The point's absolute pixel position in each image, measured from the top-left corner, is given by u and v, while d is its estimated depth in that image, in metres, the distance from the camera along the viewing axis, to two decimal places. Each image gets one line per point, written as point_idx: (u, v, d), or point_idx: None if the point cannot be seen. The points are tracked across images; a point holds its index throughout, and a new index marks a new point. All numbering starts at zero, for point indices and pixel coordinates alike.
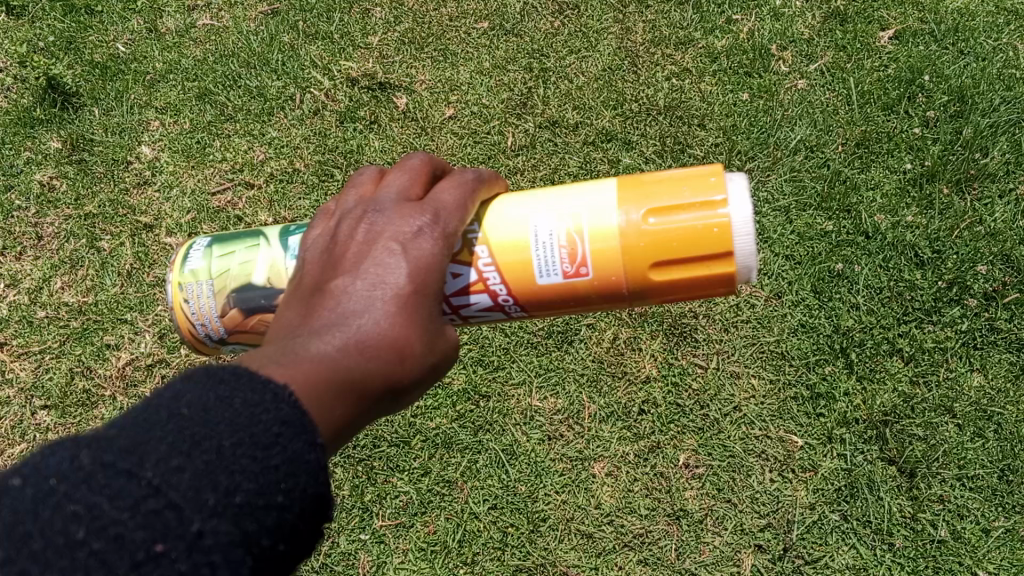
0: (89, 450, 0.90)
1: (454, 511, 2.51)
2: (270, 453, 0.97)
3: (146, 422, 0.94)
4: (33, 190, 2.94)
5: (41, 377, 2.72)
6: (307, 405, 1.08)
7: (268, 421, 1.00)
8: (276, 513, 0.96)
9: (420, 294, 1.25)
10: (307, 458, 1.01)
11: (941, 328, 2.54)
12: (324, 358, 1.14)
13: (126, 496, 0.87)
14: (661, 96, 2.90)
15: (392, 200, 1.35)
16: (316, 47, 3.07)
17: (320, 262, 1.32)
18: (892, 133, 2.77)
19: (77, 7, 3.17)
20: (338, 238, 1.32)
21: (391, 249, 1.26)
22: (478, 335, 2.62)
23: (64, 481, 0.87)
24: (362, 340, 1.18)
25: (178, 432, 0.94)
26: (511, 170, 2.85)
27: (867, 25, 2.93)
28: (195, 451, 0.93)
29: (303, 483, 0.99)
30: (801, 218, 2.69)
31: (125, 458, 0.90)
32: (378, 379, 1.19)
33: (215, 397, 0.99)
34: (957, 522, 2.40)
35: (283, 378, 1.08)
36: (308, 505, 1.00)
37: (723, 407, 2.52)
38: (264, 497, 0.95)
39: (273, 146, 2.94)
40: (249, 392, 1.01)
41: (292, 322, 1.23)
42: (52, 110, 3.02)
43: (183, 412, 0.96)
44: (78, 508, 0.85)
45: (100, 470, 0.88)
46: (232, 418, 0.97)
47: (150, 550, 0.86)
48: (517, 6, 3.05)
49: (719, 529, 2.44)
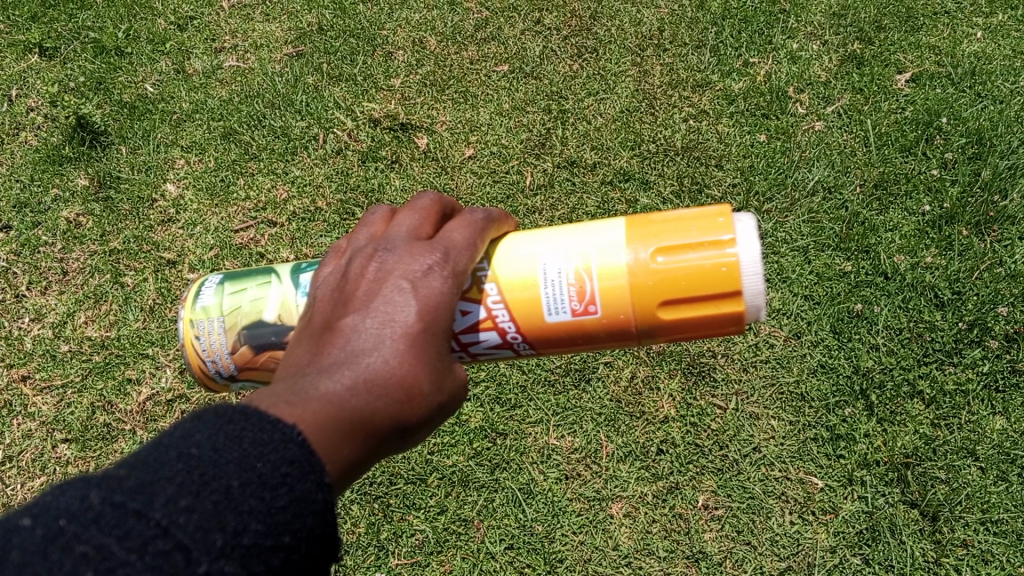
0: (98, 489, 0.89)
1: (470, 551, 2.49)
2: (278, 494, 0.98)
3: (155, 462, 0.95)
4: (59, 226, 2.98)
5: (63, 411, 2.74)
6: (315, 445, 1.09)
7: (277, 461, 1.01)
8: (282, 554, 0.97)
9: (430, 332, 1.26)
10: (317, 498, 1.01)
11: (962, 369, 2.52)
12: (332, 398, 1.15)
13: (135, 536, 0.87)
14: (679, 137, 2.93)
15: (402, 239, 1.37)
16: (339, 89, 3.13)
17: (331, 300, 1.33)
18: (910, 174, 2.78)
19: (107, 48, 3.26)
20: (350, 276, 1.34)
21: (400, 287, 1.28)
22: (495, 373, 2.62)
23: (74, 520, 0.86)
24: (371, 379, 1.19)
25: (186, 473, 0.94)
26: (529, 210, 2.88)
27: (884, 68, 2.97)
28: (203, 492, 0.94)
29: (311, 523, 1.00)
30: (820, 258, 2.69)
31: (134, 497, 0.90)
32: (385, 418, 1.20)
33: (224, 435, 1.00)
34: (981, 568, 2.36)
35: (292, 418, 1.09)
36: (315, 544, 1.00)
37: (743, 448, 2.50)
38: (271, 536, 0.96)
39: (296, 185, 2.98)
40: (258, 430, 1.02)
41: (302, 359, 1.25)
42: (81, 148, 3.08)
43: (193, 452, 0.97)
44: (87, 548, 0.85)
45: (109, 510, 0.88)
46: (240, 458, 0.98)
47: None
48: (536, 50, 3.12)
49: (738, 571, 2.40)
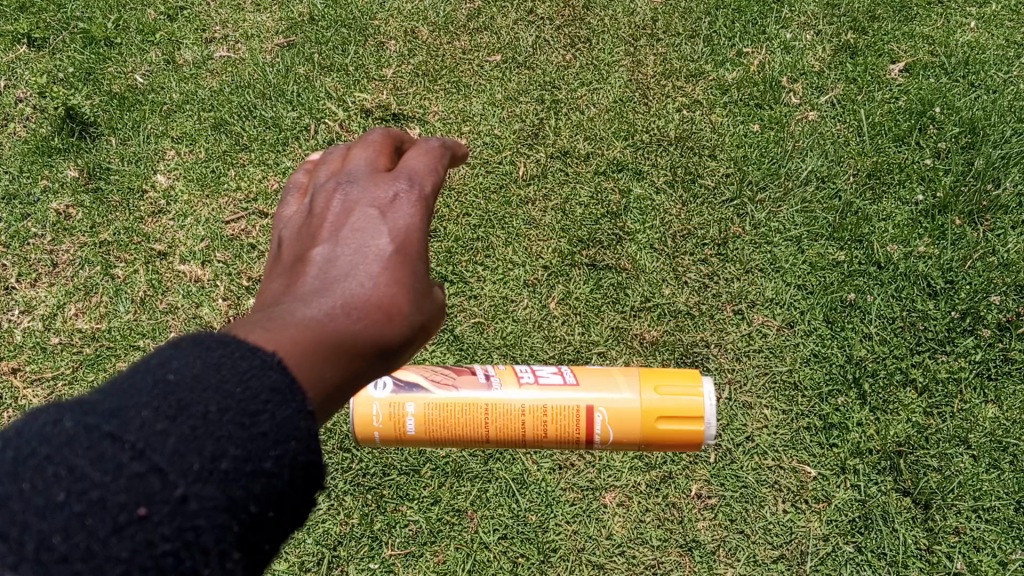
0: (71, 413, 0.78)
1: (463, 541, 2.41)
2: (258, 420, 0.86)
3: (130, 388, 0.83)
4: (49, 218, 2.94)
5: (53, 403, 2.68)
6: (304, 361, 1.02)
7: (257, 388, 0.89)
8: (263, 480, 0.85)
9: (406, 253, 1.21)
10: (300, 426, 0.90)
11: (955, 358, 2.53)
12: (314, 319, 1.08)
13: (109, 459, 0.76)
14: (672, 127, 2.94)
15: (364, 172, 1.33)
16: (330, 78, 3.12)
17: (298, 239, 1.27)
18: (904, 164, 2.81)
19: (96, 38, 3.24)
20: (313, 219, 1.28)
21: (369, 214, 1.24)
22: (487, 364, 2.60)
23: (46, 441, 0.75)
24: (348, 302, 1.12)
25: (163, 396, 0.82)
26: (522, 200, 2.84)
27: (878, 58, 3.01)
28: (180, 416, 0.81)
29: (293, 449, 0.88)
30: (813, 247, 2.71)
31: (108, 419, 0.78)
32: (368, 339, 1.12)
33: (203, 362, 0.88)
34: (973, 555, 2.34)
35: (274, 336, 1.01)
36: (298, 472, 0.88)
37: (735, 437, 2.47)
38: (251, 462, 0.84)
39: (288, 176, 2.96)
40: (238, 358, 0.90)
41: (274, 299, 1.17)
42: (70, 139, 3.05)
43: (171, 375, 0.85)
44: (60, 469, 0.74)
45: (82, 433, 0.76)
46: (219, 384, 0.86)
47: (133, 513, 0.75)
48: (529, 40, 3.12)
49: (732, 559, 2.37)
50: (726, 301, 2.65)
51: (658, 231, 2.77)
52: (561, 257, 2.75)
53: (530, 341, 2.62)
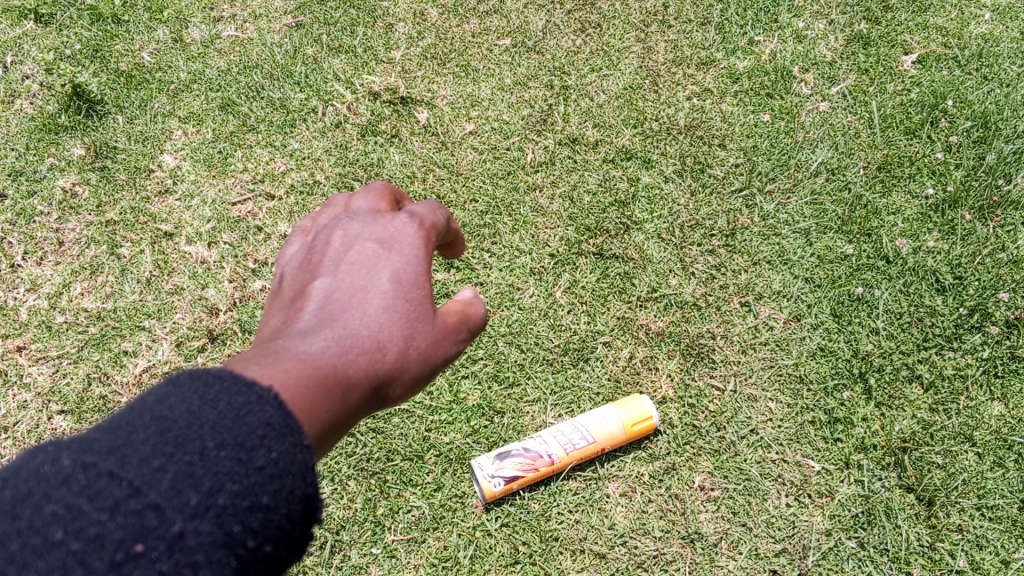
0: (71, 450, 0.69)
1: (466, 527, 2.37)
2: (254, 455, 0.74)
3: (127, 421, 0.73)
4: (55, 196, 2.89)
5: (59, 382, 2.58)
6: (300, 407, 0.88)
7: (253, 423, 0.76)
8: (261, 515, 0.73)
9: (406, 295, 1.11)
10: (297, 459, 0.77)
11: (962, 355, 2.52)
12: (313, 359, 0.96)
13: (106, 495, 0.66)
14: (682, 115, 2.96)
15: (368, 207, 1.22)
16: (338, 60, 3.14)
17: (299, 272, 1.15)
18: (915, 157, 2.83)
19: (104, 17, 3.26)
20: (315, 246, 1.18)
21: (371, 251, 1.13)
22: (493, 351, 2.58)
23: (43, 481, 0.66)
24: (348, 335, 1.03)
25: (159, 433, 0.72)
26: (529, 186, 2.83)
27: (890, 50, 3.06)
28: (175, 452, 0.71)
29: (291, 483, 0.75)
30: (822, 241, 2.72)
31: (106, 457, 0.69)
32: (367, 374, 1.02)
33: (201, 397, 0.76)
34: (977, 553, 2.29)
35: (270, 378, 0.87)
36: (298, 508, 0.76)
37: (740, 430, 2.47)
38: (247, 497, 0.72)
39: (295, 158, 2.94)
40: (233, 393, 0.78)
41: (273, 333, 1.06)
42: (77, 117, 3.03)
43: (169, 405, 0.75)
44: (57, 507, 0.65)
45: (80, 471, 0.67)
46: (218, 420, 0.75)
47: (129, 551, 0.65)
48: (539, 25, 3.18)
49: (734, 552, 2.33)
50: (732, 293, 2.65)
51: (666, 221, 2.77)
52: (568, 245, 2.73)
53: (535, 329, 2.61)
